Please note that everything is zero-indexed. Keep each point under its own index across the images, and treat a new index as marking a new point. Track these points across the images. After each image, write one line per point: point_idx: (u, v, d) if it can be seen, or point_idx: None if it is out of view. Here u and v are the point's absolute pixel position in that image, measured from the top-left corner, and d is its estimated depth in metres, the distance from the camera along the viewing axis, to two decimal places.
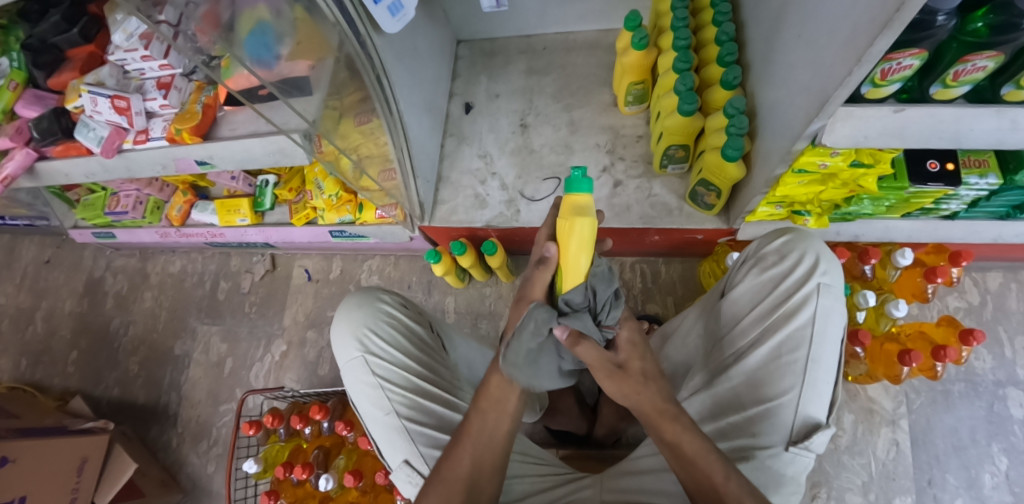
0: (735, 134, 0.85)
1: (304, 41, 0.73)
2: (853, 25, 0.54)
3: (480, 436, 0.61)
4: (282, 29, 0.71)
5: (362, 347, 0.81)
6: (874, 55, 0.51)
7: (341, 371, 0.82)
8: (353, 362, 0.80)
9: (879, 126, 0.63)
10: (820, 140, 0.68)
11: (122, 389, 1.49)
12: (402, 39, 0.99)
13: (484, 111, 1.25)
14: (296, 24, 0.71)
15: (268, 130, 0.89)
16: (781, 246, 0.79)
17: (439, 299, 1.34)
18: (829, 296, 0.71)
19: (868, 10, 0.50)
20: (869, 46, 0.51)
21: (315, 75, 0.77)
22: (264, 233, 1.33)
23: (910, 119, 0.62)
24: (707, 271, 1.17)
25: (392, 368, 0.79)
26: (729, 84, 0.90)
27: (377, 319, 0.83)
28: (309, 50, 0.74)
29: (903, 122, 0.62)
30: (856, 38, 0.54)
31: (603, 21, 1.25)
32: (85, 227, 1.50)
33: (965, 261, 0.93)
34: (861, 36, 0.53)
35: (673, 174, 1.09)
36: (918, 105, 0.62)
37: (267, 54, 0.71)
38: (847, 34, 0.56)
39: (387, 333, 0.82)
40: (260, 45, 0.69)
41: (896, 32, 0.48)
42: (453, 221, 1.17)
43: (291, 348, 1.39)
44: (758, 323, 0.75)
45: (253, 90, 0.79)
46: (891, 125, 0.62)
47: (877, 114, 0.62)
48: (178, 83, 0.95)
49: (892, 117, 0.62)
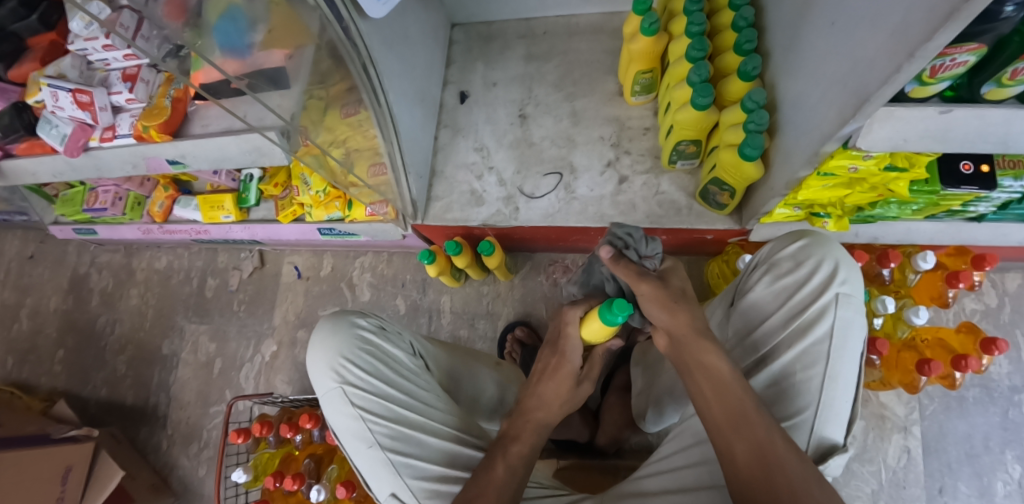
0: (754, 130, 0.79)
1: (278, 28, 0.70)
2: (904, 14, 0.47)
3: (520, 453, 0.59)
4: (255, 15, 0.67)
5: (339, 377, 0.77)
6: (930, 50, 0.45)
7: (323, 404, 0.78)
8: (332, 393, 0.77)
9: (920, 128, 0.58)
10: (855, 143, 0.62)
11: (110, 389, 1.45)
12: (390, 23, 0.90)
13: (481, 100, 1.16)
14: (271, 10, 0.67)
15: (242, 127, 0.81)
16: (797, 251, 0.72)
17: (434, 299, 1.29)
18: (848, 306, 0.66)
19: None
20: (927, 39, 0.44)
21: (293, 65, 0.73)
22: (250, 230, 1.27)
23: (956, 121, 0.57)
24: (715, 272, 1.11)
25: (372, 398, 0.74)
26: (748, 75, 0.83)
27: (354, 346, 0.79)
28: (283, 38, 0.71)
29: (946, 123, 0.58)
30: (908, 28, 0.47)
31: (608, 3, 1.15)
32: (65, 223, 1.43)
33: (990, 265, 0.87)
34: (913, 29, 0.46)
35: (682, 170, 1.02)
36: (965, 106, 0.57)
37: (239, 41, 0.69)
38: (896, 25, 0.49)
39: (364, 361, 0.77)
40: (229, 31, 0.67)
41: (961, 25, 0.41)
42: (448, 220, 1.08)
43: (282, 349, 1.34)
44: (771, 338, 0.69)
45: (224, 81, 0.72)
46: (933, 128, 0.58)
47: (921, 115, 0.57)
48: (145, 75, 0.86)
49: (935, 118, 0.57)
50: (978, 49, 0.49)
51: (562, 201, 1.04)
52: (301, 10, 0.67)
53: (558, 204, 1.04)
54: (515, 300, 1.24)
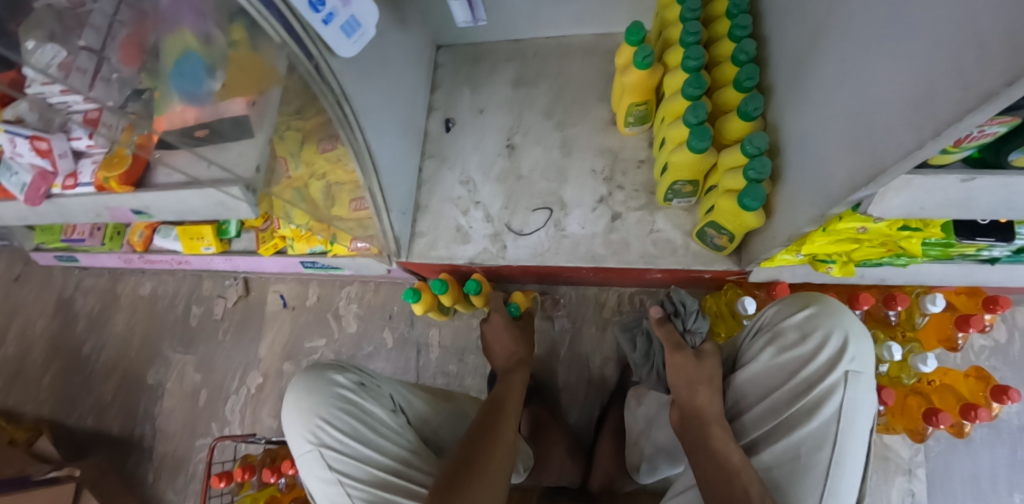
0: (754, 178, 0.73)
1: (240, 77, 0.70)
2: (929, 84, 0.43)
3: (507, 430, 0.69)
4: (214, 61, 0.67)
5: (315, 438, 0.75)
6: (961, 129, 0.41)
7: (300, 465, 0.76)
8: (309, 455, 0.74)
9: (940, 196, 0.54)
10: (866, 209, 0.58)
11: (97, 418, 1.42)
12: (366, 57, 0.84)
13: (468, 128, 1.11)
14: (228, 57, 0.66)
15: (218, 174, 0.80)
16: (803, 321, 0.68)
17: (422, 331, 1.25)
18: (857, 386, 0.62)
19: (957, 73, 0.40)
20: (956, 121, 0.40)
21: (258, 110, 0.74)
22: (232, 261, 1.23)
23: (977, 189, 0.52)
24: (711, 310, 1.06)
25: (349, 461, 0.72)
26: (749, 115, 0.77)
27: (331, 406, 0.76)
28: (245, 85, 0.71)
29: (969, 192, 0.52)
30: (931, 104, 0.43)
31: (601, 24, 1.09)
32: (46, 249, 1.40)
33: (1001, 307, 0.84)
34: (942, 103, 0.42)
35: (678, 206, 0.97)
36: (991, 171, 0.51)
37: (199, 87, 0.69)
38: (919, 94, 0.45)
39: (340, 422, 0.75)
40: (189, 79, 0.68)
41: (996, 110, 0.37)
42: (432, 257, 1.03)
43: (268, 381, 1.31)
44: (773, 414, 0.65)
45: (193, 123, 0.72)
46: (955, 196, 0.53)
47: (939, 183, 0.52)
48: (107, 120, 0.78)
49: (958, 186, 0.52)
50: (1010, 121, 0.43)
51: (552, 238, 0.99)
52: (265, 47, 0.65)
53: (548, 241, 0.99)
54: None
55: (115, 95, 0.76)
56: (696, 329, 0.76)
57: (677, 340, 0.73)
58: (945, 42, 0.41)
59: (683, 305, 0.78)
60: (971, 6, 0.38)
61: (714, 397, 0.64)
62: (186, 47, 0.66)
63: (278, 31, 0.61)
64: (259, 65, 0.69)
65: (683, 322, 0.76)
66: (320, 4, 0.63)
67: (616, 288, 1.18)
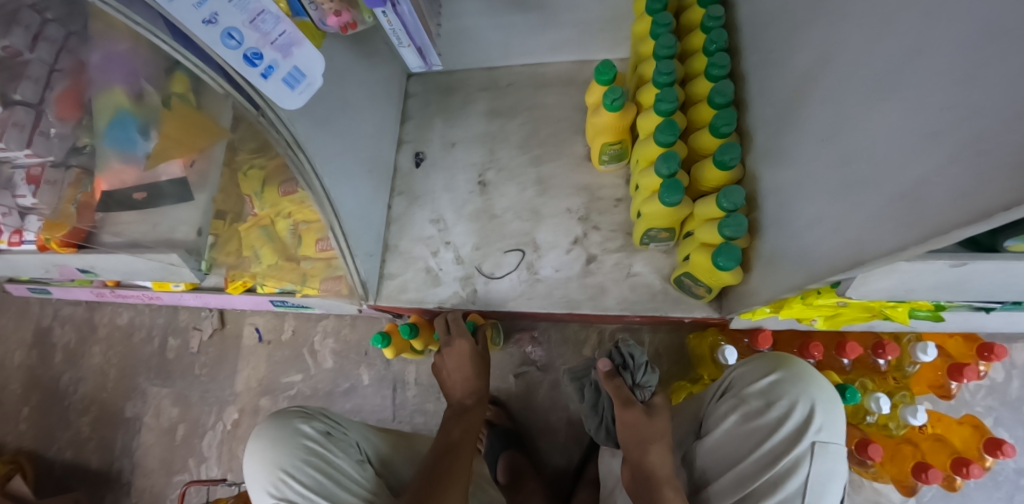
0: (730, 236, 0.69)
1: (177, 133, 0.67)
2: (915, 181, 0.38)
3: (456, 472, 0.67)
4: (148, 118, 0.66)
5: (278, 494, 0.70)
6: (949, 239, 0.35)
7: None
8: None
9: (928, 279, 0.49)
10: (846, 291, 0.53)
11: (75, 451, 1.41)
12: (323, 102, 0.80)
13: (439, 163, 1.06)
14: (162, 117, 0.65)
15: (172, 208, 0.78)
16: (767, 386, 0.65)
17: (399, 369, 1.22)
18: (824, 459, 0.59)
19: (947, 180, 0.34)
20: (945, 231, 0.34)
21: (199, 169, 0.73)
22: (202, 298, 1.20)
23: (974, 271, 0.47)
24: (696, 351, 1.02)
25: None
26: (725, 165, 0.72)
27: (296, 459, 0.71)
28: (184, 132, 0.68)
29: (961, 274, 0.48)
30: (919, 204, 0.37)
31: (578, 52, 1.03)
32: (18, 283, 1.37)
33: (996, 358, 0.82)
34: (928, 207, 0.36)
35: (657, 249, 0.92)
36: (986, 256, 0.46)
37: (133, 144, 0.68)
38: (903, 188, 0.40)
39: (306, 476, 0.70)
40: (123, 136, 0.66)
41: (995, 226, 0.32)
42: (403, 301, 1.00)
43: (244, 417, 1.28)
44: (737, 487, 0.61)
45: (130, 191, 0.74)
46: (944, 279, 0.48)
47: (928, 268, 0.47)
48: (50, 175, 0.73)
49: (947, 269, 0.47)
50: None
51: (525, 282, 0.95)
52: (209, 100, 0.65)
53: (521, 285, 0.95)
54: None
55: (56, 151, 0.70)
56: (648, 382, 0.72)
57: (627, 395, 0.70)
58: (937, 137, 0.35)
59: (632, 357, 0.74)
60: (972, 105, 0.32)
61: (666, 456, 0.64)
62: (118, 106, 0.64)
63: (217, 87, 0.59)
64: (196, 117, 0.67)
65: (633, 376, 0.73)
66: (256, 58, 0.59)
67: (598, 325, 1.14)
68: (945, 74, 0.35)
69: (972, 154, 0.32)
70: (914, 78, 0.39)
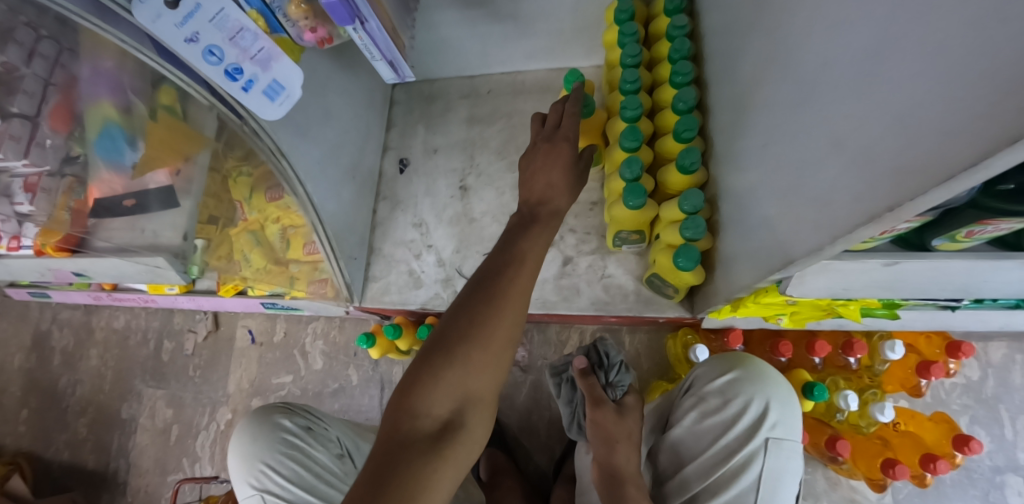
0: (690, 238, 0.72)
1: (162, 141, 0.71)
2: (829, 185, 0.41)
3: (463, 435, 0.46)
4: (134, 129, 0.69)
5: (258, 483, 0.74)
6: (855, 238, 0.39)
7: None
8: (252, 500, 0.74)
9: (861, 278, 0.51)
10: (787, 289, 0.56)
11: (72, 453, 1.44)
12: (304, 112, 0.84)
13: (421, 169, 1.10)
14: (149, 127, 0.69)
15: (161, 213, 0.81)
16: (724, 386, 0.66)
17: (386, 369, 1.24)
18: (776, 454, 0.61)
19: (851, 184, 0.37)
20: (851, 229, 0.37)
21: (184, 176, 0.77)
22: (195, 301, 1.23)
23: (905, 272, 0.49)
24: (674, 353, 1.05)
25: None
26: (687, 169, 0.75)
27: (275, 453, 0.74)
28: (172, 145, 0.73)
29: (895, 273, 0.50)
30: (831, 206, 0.41)
31: (554, 61, 1.07)
32: (18, 287, 1.41)
33: (964, 355, 0.83)
34: (839, 209, 0.39)
35: (629, 251, 0.95)
36: (917, 255, 0.48)
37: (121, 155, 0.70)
38: (821, 191, 0.43)
39: (285, 469, 0.73)
40: (110, 145, 0.68)
41: (885, 226, 0.35)
42: (385, 302, 1.03)
43: (237, 417, 1.31)
44: (695, 481, 0.64)
45: (119, 198, 0.76)
46: (880, 278, 0.51)
47: (862, 268, 0.49)
48: (46, 184, 0.71)
49: (880, 268, 0.50)
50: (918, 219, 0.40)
51: None
52: (194, 109, 0.70)
53: None
54: None
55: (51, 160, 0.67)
56: (621, 381, 0.75)
57: (599, 393, 0.70)
58: (841, 144, 0.39)
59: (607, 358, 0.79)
60: (865, 114, 0.35)
61: (632, 456, 0.64)
62: (106, 117, 0.66)
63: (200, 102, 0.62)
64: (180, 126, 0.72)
65: (606, 373, 0.77)
66: (237, 73, 0.64)
67: (580, 326, 1.16)
68: (845, 87, 0.38)
69: (866, 158, 0.35)
70: (825, 90, 0.42)
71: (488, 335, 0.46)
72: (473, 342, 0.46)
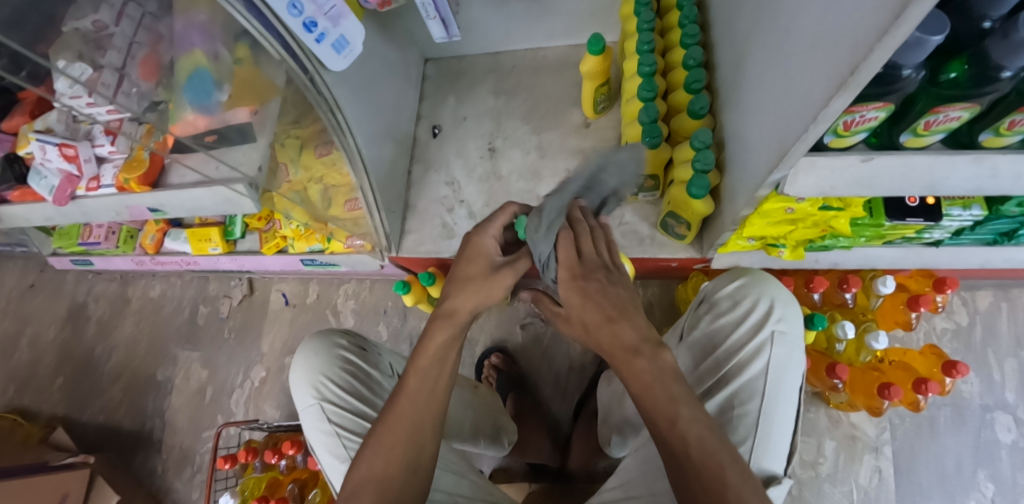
0: (701, 169, 0.82)
1: (242, 87, 0.78)
2: (811, 82, 0.54)
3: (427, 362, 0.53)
4: (222, 75, 0.75)
5: (317, 394, 0.83)
6: (830, 115, 0.51)
7: (300, 418, 0.84)
8: (312, 409, 0.82)
9: (846, 176, 0.61)
10: (783, 189, 0.66)
11: (106, 416, 1.49)
12: (356, 70, 0.94)
13: (451, 135, 1.20)
14: (235, 69, 0.76)
15: (216, 179, 0.86)
16: (734, 290, 0.76)
17: (414, 325, 1.32)
18: (783, 345, 0.69)
19: (825, 72, 0.50)
20: (825, 107, 0.50)
21: (259, 118, 0.82)
22: (237, 261, 1.32)
23: (879, 168, 0.59)
24: (684, 298, 1.12)
25: (349, 415, 0.81)
26: (697, 114, 0.86)
27: (333, 366, 0.84)
28: (249, 95, 0.79)
29: (872, 170, 0.60)
30: (812, 98, 0.53)
31: (573, 37, 1.18)
32: (63, 255, 1.49)
33: (950, 289, 0.90)
34: (817, 95, 0.52)
35: (645, 200, 1.05)
36: (888, 152, 0.59)
37: (208, 98, 0.76)
38: (805, 89, 0.55)
39: (343, 379, 0.84)
40: (201, 90, 0.75)
41: (850, 99, 0.47)
42: (421, 252, 1.13)
43: (270, 375, 1.38)
44: (712, 373, 0.72)
45: (199, 135, 0.82)
46: (860, 176, 0.60)
47: (844, 164, 0.59)
48: (127, 128, 0.89)
49: (860, 165, 0.60)
50: (870, 99, 0.52)
51: None
52: (265, 63, 0.76)
53: None
54: (491, 326, 1.27)
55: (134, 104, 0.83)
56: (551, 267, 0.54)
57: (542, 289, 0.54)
58: (819, 46, 0.51)
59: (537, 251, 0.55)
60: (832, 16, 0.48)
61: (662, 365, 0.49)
62: (197, 65, 0.74)
63: (277, 48, 0.71)
64: (257, 73, 0.77)
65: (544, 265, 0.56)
66: (312, 26, 0.73)
67: None
68: (820, 5, 0.51)
69: (833, 49, 0.48)
70: (807, 11, 0.55)
71: (432, 379, 0.53)
72: (413, 386, 0.53)
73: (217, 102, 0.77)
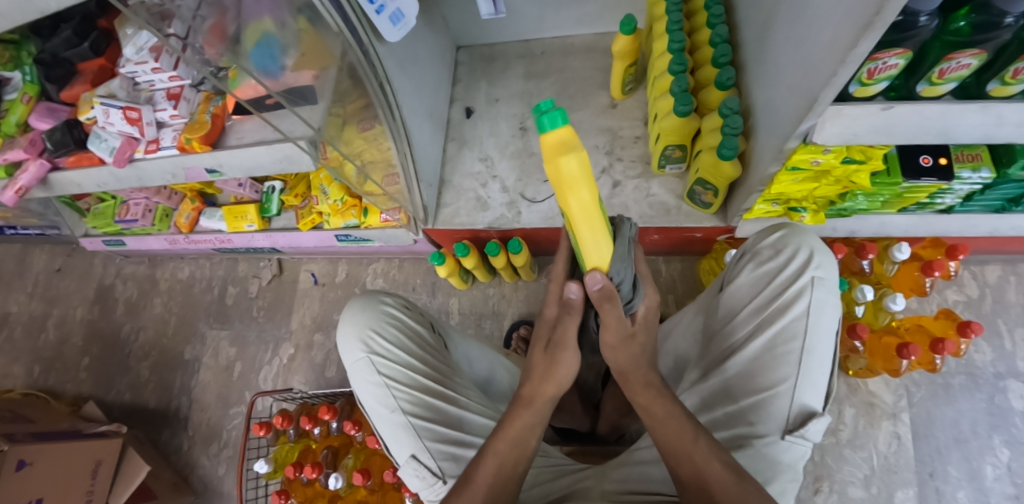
0: (730, 133, 0.87)
1: (309, 52, 0.74)
2: (838, 29, 0.58)
3: (509, 440, 0.56)
4: (287, 41, 0.71)
5: (366, 348, 0.82)
6: (857, 56, 0.55)
7: (347, 374, 0.83)
8: (360, 363, 0.81)
9: (867, 123, 0.65)
10: (811, 139, 0.71)
11: (132, 394, 1.50)
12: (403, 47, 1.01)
13: (485, 115, 1.27)
14: (300, 35, 0.71)
15: (275, 138, 0.89)
16: (776, 241, 0.78)
17: (443, 301, 1.36)
18: (823, 289, 0.70)
19: (851, 16, 0.54)
20: (852, 47, 0.54)
21: (320, 84, 0.78)
22: (271, 238, 1.35)
23: (897, 116, 0.64)
24: (705, 270, 1.17)
25: (398, 367, 0.80)
26: (723, 85, 0.92)
27: (382, 320, 0.84)
28: (313, 60, 0.75)
29: (893, 118, 0.64)
30: (839, 43, 0.57)
31: (599, 25, 1.26)
32: (94, 236, 1.53)
33: (963, 255, 0.94)
34: (844, 38, 0.56)
35: (671, 174, 1.11)
36: (905, 102, 0.64)
37: (272, 64, 0.71)
38: (833, 36, 0.60)
39: (390, 334, 0.83)
40: (265, 56, 0.70)
41: (874, 39, 0.51)
42: (456, 224, 1.19)
43: (299, 352, 1.41)
44: (755, 315, 0.74)
45: (260, 99, 0.80)
46: (879, 123, 0.65)
47: (865, 112, 0.64)
48: (187, 94, 0.96)
49: (878, 114, 0.65)
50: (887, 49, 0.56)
51: None
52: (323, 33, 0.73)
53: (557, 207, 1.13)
54: (518, 301, 1.31)
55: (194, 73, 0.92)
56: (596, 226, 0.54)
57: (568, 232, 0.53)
58: None
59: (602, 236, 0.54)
60: None
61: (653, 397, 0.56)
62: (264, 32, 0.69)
63: (335, 17, 0.70)
64: (320, 41, 0.74)
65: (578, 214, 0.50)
66: None
67: None
68: None
69: None
70: None
71: (510, 465, 0.56)
72: (504, 436, 0.57)
73: (281, 68, 0.73)
